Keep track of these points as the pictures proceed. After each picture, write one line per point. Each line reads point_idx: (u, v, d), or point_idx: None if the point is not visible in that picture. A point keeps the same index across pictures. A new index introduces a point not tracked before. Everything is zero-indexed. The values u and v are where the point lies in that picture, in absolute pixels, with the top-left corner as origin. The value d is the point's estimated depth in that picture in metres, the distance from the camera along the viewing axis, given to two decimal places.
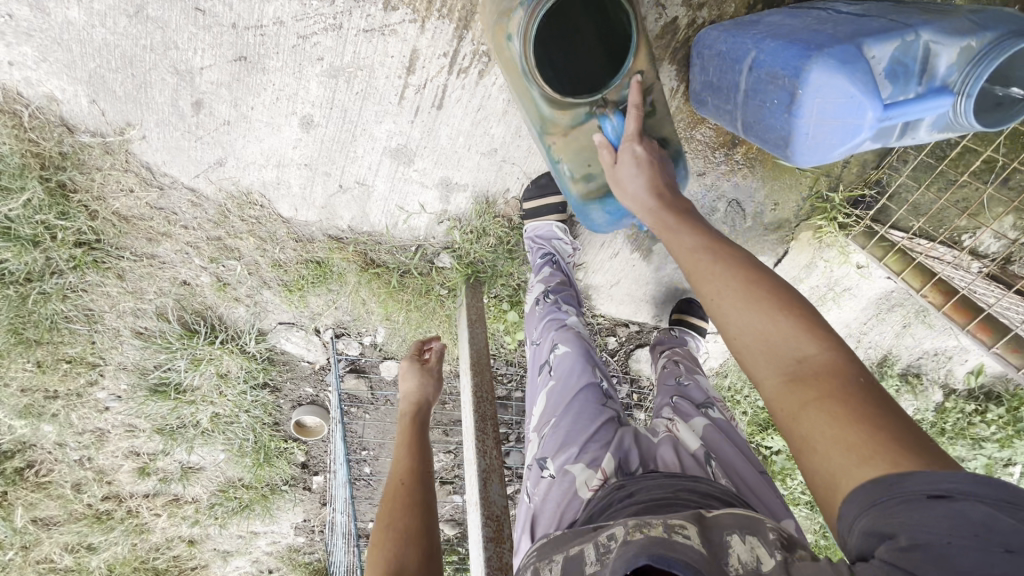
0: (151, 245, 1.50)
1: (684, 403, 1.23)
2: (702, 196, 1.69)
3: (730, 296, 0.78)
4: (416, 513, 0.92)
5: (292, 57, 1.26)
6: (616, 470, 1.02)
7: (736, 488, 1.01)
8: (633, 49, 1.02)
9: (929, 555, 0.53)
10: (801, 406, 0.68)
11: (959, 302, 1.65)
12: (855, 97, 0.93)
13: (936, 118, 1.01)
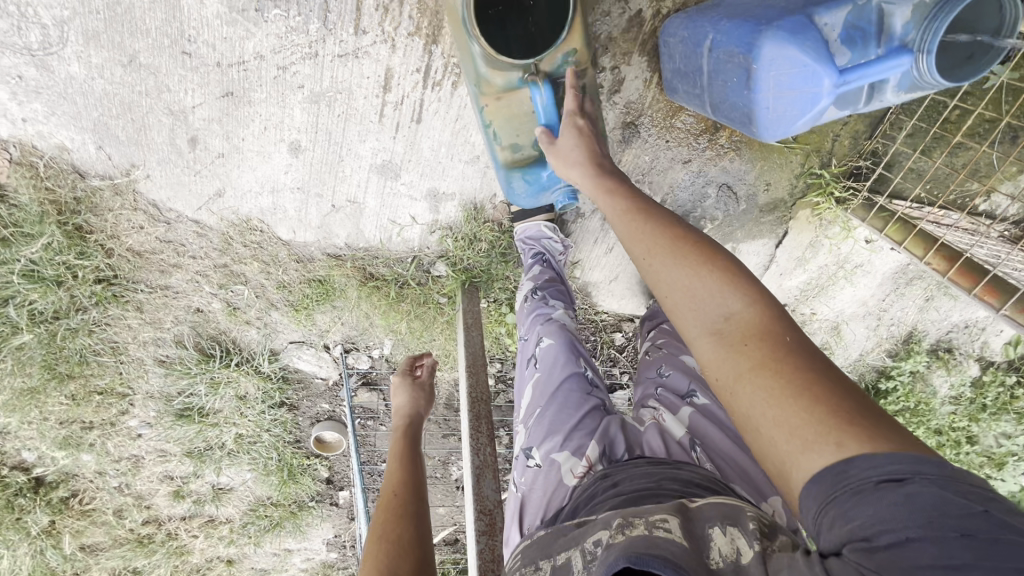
0: (164, 277, 1.59)
1: (670, 391, 1.25)
2: (690, 184, 1.69)
3: (657, 257, 0.80)
4: (410, 523, 0.91)
5: (275, 88, 1.34)
6: (600, 457, 1.06)
7: (720, 472, 1.05)
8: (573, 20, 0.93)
9: (890, 552, 0.52)
10: (736, 376, 0.68)
11: (963, 267, 1.59)
12: (809, 66, 0.93)
13: (903, 78, 0.98)
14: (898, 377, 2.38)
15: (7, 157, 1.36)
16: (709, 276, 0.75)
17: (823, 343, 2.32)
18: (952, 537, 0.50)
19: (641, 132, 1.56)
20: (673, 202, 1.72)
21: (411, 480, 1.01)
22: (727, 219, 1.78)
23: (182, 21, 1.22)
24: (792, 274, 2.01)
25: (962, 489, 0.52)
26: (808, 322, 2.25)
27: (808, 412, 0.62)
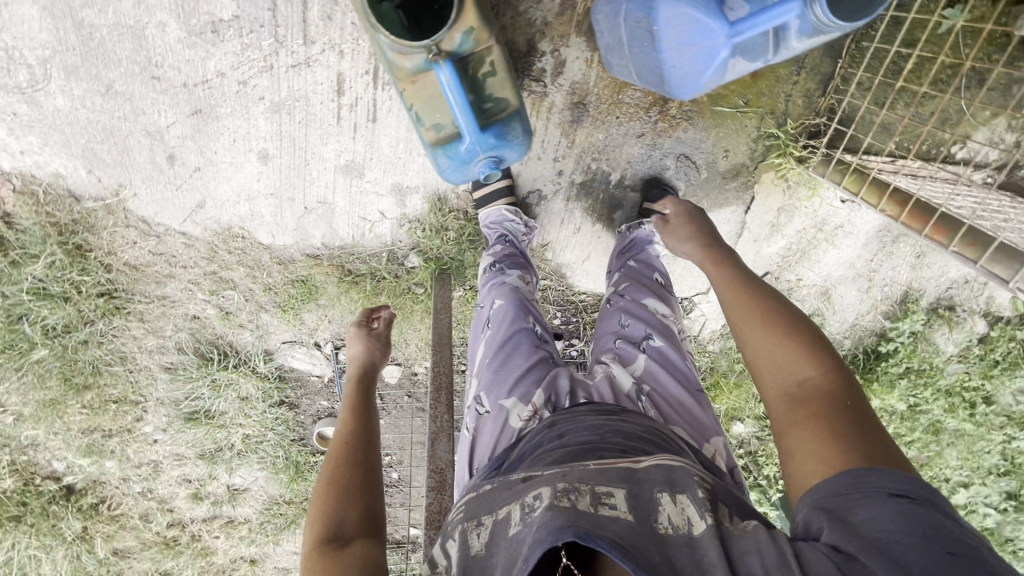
0: (160, 287, 1.73)
1: (626, 342, 1.38)
2: (648, 158, 1.72)
3: (750, 323, 0.99)
4: (357, 467, 0.99)
5: (238, 101, 1.45)
6: (545, 403, 1.19)
7: (663, 416, 1.23)
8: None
9: (873, 540, 0.63)
10: (791, 417, 0.85)
11: (908, 208, 1.50)
12: (700, 21, 0.97)
13: (804, 23, 1.01)
14: (898, 339, 2.33)
15: (11, 187, 1.52)
16: (794, 346, 0.92)
17: (814, 309, 2.29)
18: (942, 556, 0.61)
19: (591, 111, 1.61)
20: (633, 178, 1.76)
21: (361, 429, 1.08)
22: (690, 189, 1.80)
23: (148, 49, 1.36)
24: (768, 241, 2.01)
25: (960, 526, 0.64)
26: (796, 289, 2.23)
27: (843, 447, 0.77)
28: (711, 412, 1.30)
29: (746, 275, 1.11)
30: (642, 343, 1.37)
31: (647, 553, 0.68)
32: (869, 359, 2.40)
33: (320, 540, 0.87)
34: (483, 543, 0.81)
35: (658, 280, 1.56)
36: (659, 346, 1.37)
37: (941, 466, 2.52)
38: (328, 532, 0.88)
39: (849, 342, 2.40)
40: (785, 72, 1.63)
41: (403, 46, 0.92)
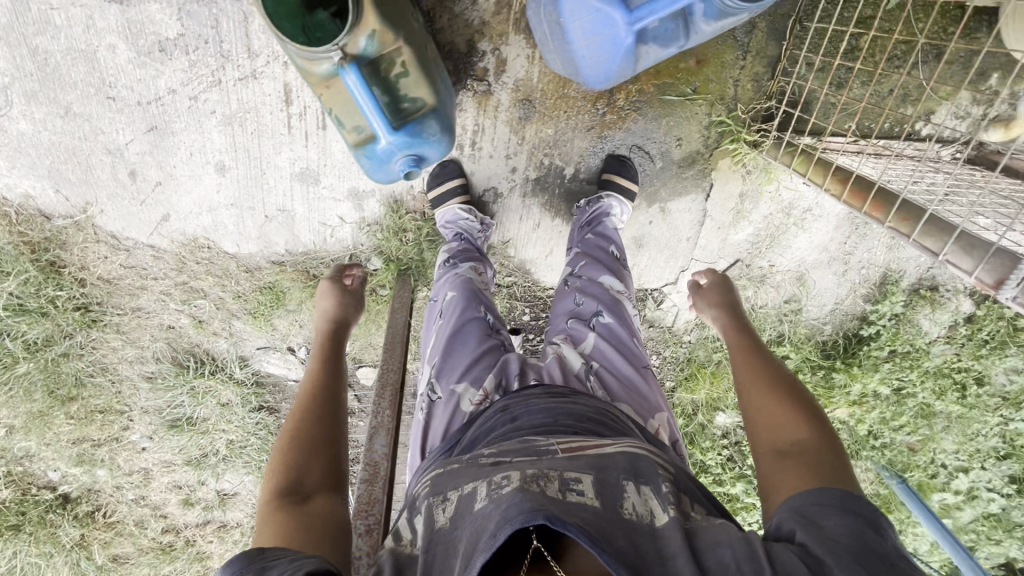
0: (134, 299, 1.79)
1: (578, 322, 1.40)
2: (600, 151, 1.74)
3: (754, 385, 1.09)
4: (322, 426, 1.02)
5: (191, 116, 1.51)
6: (496, 387, 1.21)
7: (614, 393, 1.24)
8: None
9: (840, 543, 0.69)
10: (777, 466, 0.93)
11: (852, 184, 1.33)
12: (600, 11, 0.99)
13: (709, 6, 1.02)
14: (879, 322, 2.29)
15: None
16: (793, 412, 1.01)
17: (789, 295, 2.26)
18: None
19: (537, 107, 1.64)
20: (588, 171, 1.77)
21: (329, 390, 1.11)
22: (647, 180, 1.81)
23: (101, 71, 1.42)
24: (734, 228, 1.99)
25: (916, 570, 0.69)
26: (769, 275, 2.21)
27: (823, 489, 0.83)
28: (659, 388, 1.30)
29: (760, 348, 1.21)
30: (593, 322, 1.39)
31: (613, 538, 0.68)
32: (852, 344, 2.35)
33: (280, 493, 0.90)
34: (449, 518, 0.77)
35: (613, 254, 1.59)
36: (609, 322, 1.39)
37: (935, 450, 2.45)
38: (290, 485, 0.91)
39: (831, 328, 2.35)
40: (730, 57, 1.63)
41: (307, 53, 0.95)
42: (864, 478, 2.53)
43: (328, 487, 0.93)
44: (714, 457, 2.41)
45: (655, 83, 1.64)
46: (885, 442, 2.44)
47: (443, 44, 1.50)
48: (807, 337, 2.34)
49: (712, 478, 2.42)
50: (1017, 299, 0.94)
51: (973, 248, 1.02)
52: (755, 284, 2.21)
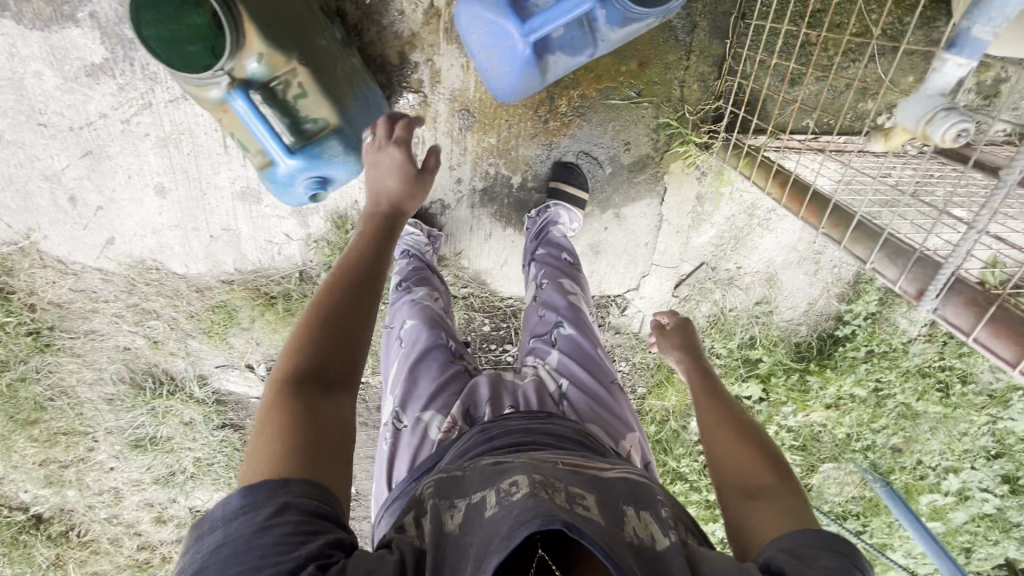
0: (86, 322, 1.80)
1: (542, 340, 1.38)
2: (547, 158, 1.70)
3: (716, 430, 1.06)
4: (350, 308, 0.88)
5: (124, 139, 1.50)
6: (464, 414, 1.16)
7: (589, 409, 1.20)
8: (233, 25, 0.90)
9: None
10: (750, 508, 0.89)
11: (791, 188, 1.28)
12: (495, 22, 0.96)
13: (611, 13, 0.98)
14: (854, 321, 2.22)
15: None
16: (755, 452, 0.99)
17: (760, 297, 2.18)
18: None
19: (478, 117, 1.61)
20: (536, 179, 1.73)
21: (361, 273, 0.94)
22: (597, 185, 1.77)
23: (30, 98, 1.43)
24: (695, 230, 1.94)
25: None
26: (737, 278, 2.13)
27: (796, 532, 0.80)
28: (627, 404, 1.28)
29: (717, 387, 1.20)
30: (554, 338, 1.37)
31: (626, 556, 0.66)
32: (828, 344, 2.27)
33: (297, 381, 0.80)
34: (459, 524, 0.72)
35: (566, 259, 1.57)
36: (570, 334, 1.37)
37: (920, 450, 2.36)
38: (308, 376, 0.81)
39: (806, 329, 2.28)
40: (674, 58, 1.58)
41: (193, 80, 0.94)
42: (849, 481, 2.44)
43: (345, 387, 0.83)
44: (689, 463, 2.34)
45: (596, 88, 1.60)
46: (868, 445, 2.35)
47: (373, 57, 1.47)
48: (781, 339, 2.26)
49: (689, 486, 2.36)
50: (936, 312, 0.89)
51: (898, 256, 0.97)
52: (723, 287, 2.13)
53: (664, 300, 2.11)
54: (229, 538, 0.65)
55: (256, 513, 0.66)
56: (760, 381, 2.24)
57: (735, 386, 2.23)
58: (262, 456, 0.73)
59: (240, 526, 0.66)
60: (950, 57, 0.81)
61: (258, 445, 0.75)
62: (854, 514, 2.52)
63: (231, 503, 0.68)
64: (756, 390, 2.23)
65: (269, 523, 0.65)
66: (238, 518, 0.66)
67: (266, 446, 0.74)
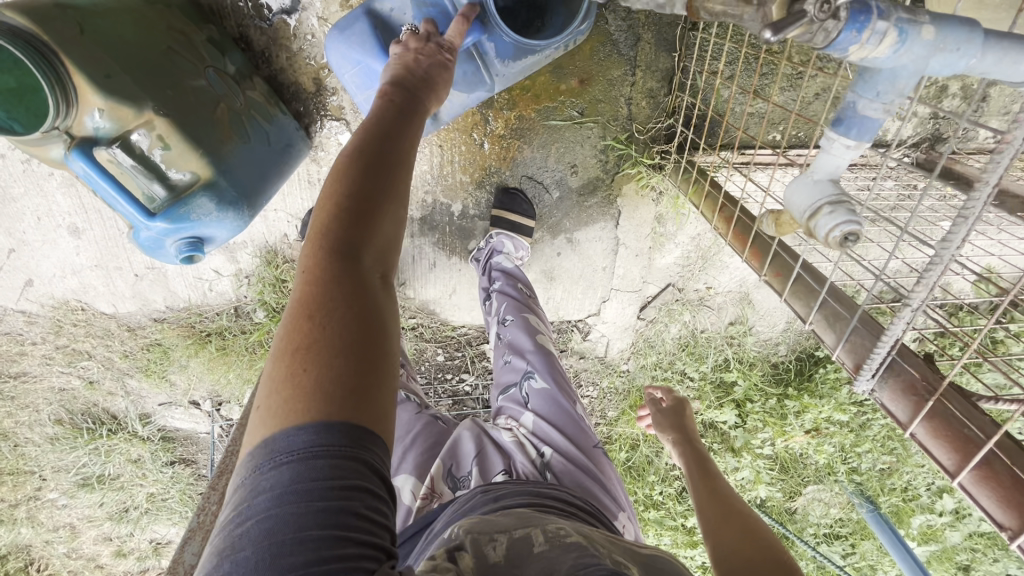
0: (17, 365, 1.75)
1: (516, 397, 1.27)
2: (488, 182, 1.59)
3: (710, 513, 1.02)
4: (377, 200, 0.73)
5: (28, 180, 1.41)
6: (443, 475, 1.12)
7: (581, 474, 1.12)
8: (56, 81, 0.80)
9: None
10: None
11: (735, 225, 1.15)
12: (361, 62, 1.04)
13: (500, 46, 1.03)
14: None
15: None
16: (763, 548, 0.90)
17: (732, 317, 2.04)
18: None
19: None
20: (479, 204, 1.62)
21: (394, 158, 0.76)
22: (545, 211, 1.65)
23: None
24: (657, 251, 1.80)
25: None
26: (708, 298, 1.98)
27: None
28: (614, 474, 1.18)
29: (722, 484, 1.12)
30: (526, 395, 1.26)
31: None
32: (808, 365, 2.14)
33: (338, 288, 0.68)
34: (502, 556, 0.72)
35: (523, 290, 1.49)
36: (542, 387, 1.26)
37: (911, 473, 2.17)
38: (349, 279, 0.68)
39: (785, 349, 2.14)
40: (618, 74, 1.47)
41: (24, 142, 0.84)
42: (835, 502, 2.22)
43: (388, 289, 0.74)
44: (664, 490, 2.16)
45: (535, 108, 1.48)
46: (856, 467, 2.17)
47: (287, 85, 1.37)
48: (757, 360, 2.11)
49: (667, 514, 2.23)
50: (873, 395, 0.77)
51: (835, 320, 0.85)
52: (693, 309, 1.98)
53: (628, 323, 1.98)
54: (294, 512, 0.58)
55: (323, 479, 0.59)
56: (735, 405, 2.10)
57: (708, 411, 2.09)
58: (306, 388, 0.63)
59: (303, 487, 0.59)
60: (837, 139, 0.66)
61: (298, 362, 0.64)
62: (841, 536, 2.27)
63: (288, 452, 0.60)
64: (731, 415, 2.09)
65: (343, 491, 0.59)
66: (304, 483, 0.59)
67: (311, 372, 0.64)
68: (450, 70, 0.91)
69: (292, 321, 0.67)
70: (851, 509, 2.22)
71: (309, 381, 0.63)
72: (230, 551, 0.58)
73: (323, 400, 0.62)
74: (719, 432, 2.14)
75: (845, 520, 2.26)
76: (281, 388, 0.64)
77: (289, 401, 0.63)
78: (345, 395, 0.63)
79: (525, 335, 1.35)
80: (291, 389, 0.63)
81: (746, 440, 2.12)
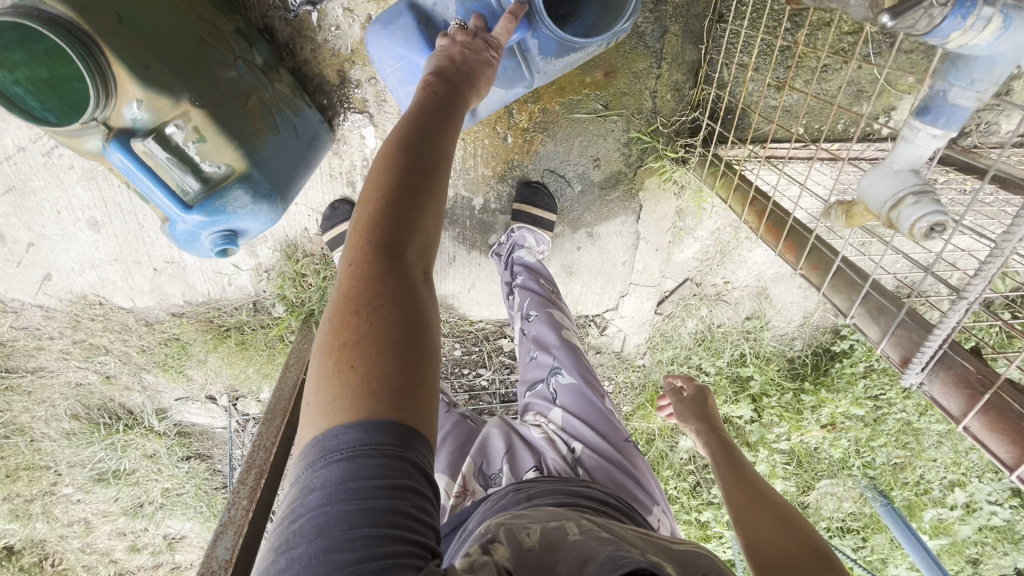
0: (34, 359, 1.74)
1: (543, 393, 1.26)
2: (509, 176, 1.58)
3: (739, 502, 1.01)
4: (422, 195, 0.72)
5: (48, 173, 1.40)
6: (474, 474, 1.13)
7: (612, 469, 1.11)
8: (100, 71, 0.79)
9: None
10: None
11: (768, 219, 1.15)
12: (405, 56, 1.02)
13: (543, 43, 1.02)
14: (852, 336, 2.09)
15: None
16: (798, 538, 0.89)
17: (748, 312, 2.03)
18: None
19: None
20: (499, 199, 1.61)
21: (438, 152, 0.75)
22: (566, 205, 1.65)
23: None
24: (676, 245, 1.79)
25: None
26: (725, 293, 1.97)
27: None
28: (647, 468, 1.17)
29: (747, 469, 1.10)
30: (554, 391, 1.25)
31: None
32: (824, 360, 2.14)
33: (384, 284, 0.67)
34: (537, 543, 0.72)
35: (545, 285, 1.48)
36: (569, 383, 1.25)
37: (923, 467, 2.18)
38: (394, 275, 0.67)
39: (800, 343, 2.13)
40: (643, 67, 1.46)
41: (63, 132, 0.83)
42: (848, 496, 2.22)
43: (430, 286, 0.72)
44: (678, 485, 2.15)
45: (559, 101, 1.48)
46: (869, 461, 2.18)
47: (311, 77, 1.35)
48: (773, 355, 2.11)
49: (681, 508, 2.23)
50: (922, 387, 0.76)
51: (879, 313, 0.85)
52: (709, 304, 1.97)
53: (646, 318, 1.98)
54: (346, 510, 0.58)
55: (373, 477, 0.58)
56: (751, 400, 2.10)
57: (723, 405, 2.09)
58: (354, 385, 0.62)
59: (356, 485, 0.58)
60: (922, 128, 0.67)
61: (345, 357, 0.64)
62: (852, 530, 2.28)
63: (339, 450, 0.60)
64: (747, 410, 2.09)
65: (393, 489, 0.59)
66: (355, 481, 0.58)
67: (358, 368, 0.63)
68: (493, 66, 0.90)
69: (337, 317, 0.66)
70: (863, 503, 2.22)
71: (357, 378, 0.62)
72: (285, 547, 0.58)
73: (371, 397, 0.61)
74: (735, 427, 2.14)
75: (857, 515, 2.26)
76: (328, 384, 0.63)
77: (337, 397, 0.62)
78: (394, 393, 0.62)
79: (550, 331, 1.34)
80: (338, 385, 0.62)
81: (761, 434, 2.12)
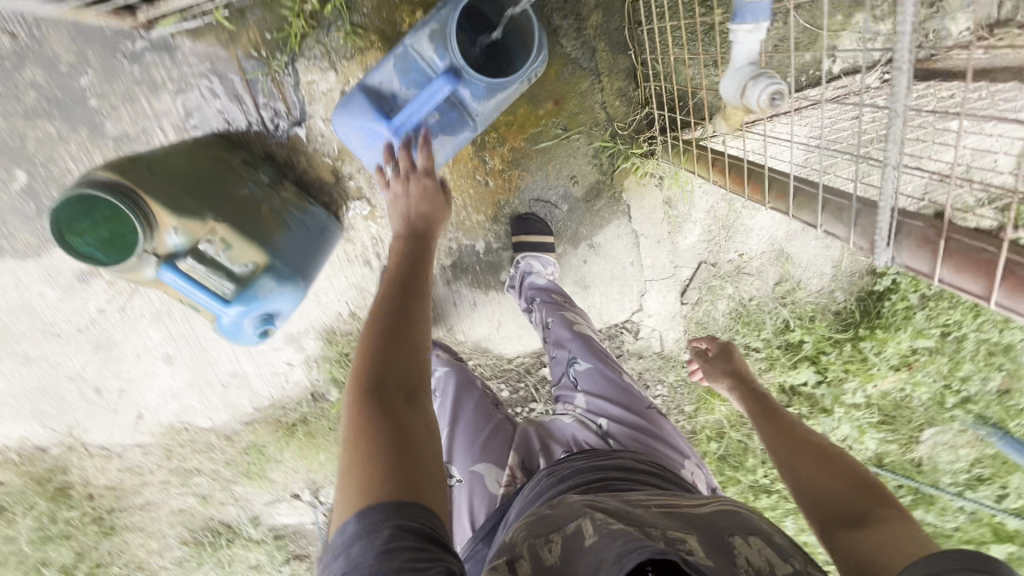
0: (141, 495, 1.95)
1: (565, 383, 1.32)
2: (501, 217, 1.74)
3: (777, 444, 1.02)
4: (397, 328, 0.87)
5: (125, 324, 1.65)
6: (520, 464, 1.13)
7: (642, 437, 1.16)
8: (144, 208, 1.01)
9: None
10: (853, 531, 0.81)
11: (730, 172, 1.27)
12: (363, 126, 1.22)
13: (473, 90, 1.19)
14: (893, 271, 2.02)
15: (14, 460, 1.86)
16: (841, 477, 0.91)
17: (773, 276, 1.98)
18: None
19: None
20: (498, 238, 1.76)
21: (406, 296, 0.92)
22: (560, 225, 1.78)
23: (40, 317, 1.62)
24: (677, 233, 1.86)
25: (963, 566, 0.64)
26: (744, 266, 1.96)
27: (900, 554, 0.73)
28: (674, 429, 1.21)
29: (779, 413, 1.11)
30: (575, 379, 1.30)
31: None
32: (872, 303, 1.98)
33: (370, 403, 0.78)
34: (558, 555, 0.72)
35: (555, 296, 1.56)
36: (587, 367, 1.30)
37: None
38: (378, 395, 0.79)
39: None
40: (586, 86, 1.62)
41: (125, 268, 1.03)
42: (961, 441, 2.05)
43: (421, 403, 0.82)
44: (770, 472, 2.05)
45: (523, 137, 1.65)
46: (969, 395, 2.00)
47: (311, 182, 1.58)
48: (817, 313, 2.01)
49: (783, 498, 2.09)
50: (894, 261, 0.79)
51: (840, 213, 0.90)
52: (733, 280, 1.98)
53: (674, 311, 2.00)
54: None
55: (371, 547, 0.64)
56: (812, 363, 2.02)
57: (784, 376, 2.04)
58: (354, 489, 0.71)
59: (359, 558, 0.64)
60: (739, 28, 0.93)
61: (349, 473, 0.73)
62: (985, 479, 2.06)
63: (344, 540, 0.67)
64: (810, 375, 2.02)
65: (387, 552, 0.63)
66: (357, 555, 0.64)
67: (358, 476, 0.72)
68: (442, 207, 1.14)
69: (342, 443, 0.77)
70: (981, 445, 2.03)
71: (357, 484, 0.71)
72: None
73: (367, 493, 0.69)
74: (805, 396, 2.06)
75: (982, 459, 2.06)
76: (340, 495, 0.73)
77: (344, 502, 0.71)
78: (387, 484, 0.70)
79: (563, 327, 1.41)
80: (346, 493, 0.72)
81: (835, 395, 2.03)
